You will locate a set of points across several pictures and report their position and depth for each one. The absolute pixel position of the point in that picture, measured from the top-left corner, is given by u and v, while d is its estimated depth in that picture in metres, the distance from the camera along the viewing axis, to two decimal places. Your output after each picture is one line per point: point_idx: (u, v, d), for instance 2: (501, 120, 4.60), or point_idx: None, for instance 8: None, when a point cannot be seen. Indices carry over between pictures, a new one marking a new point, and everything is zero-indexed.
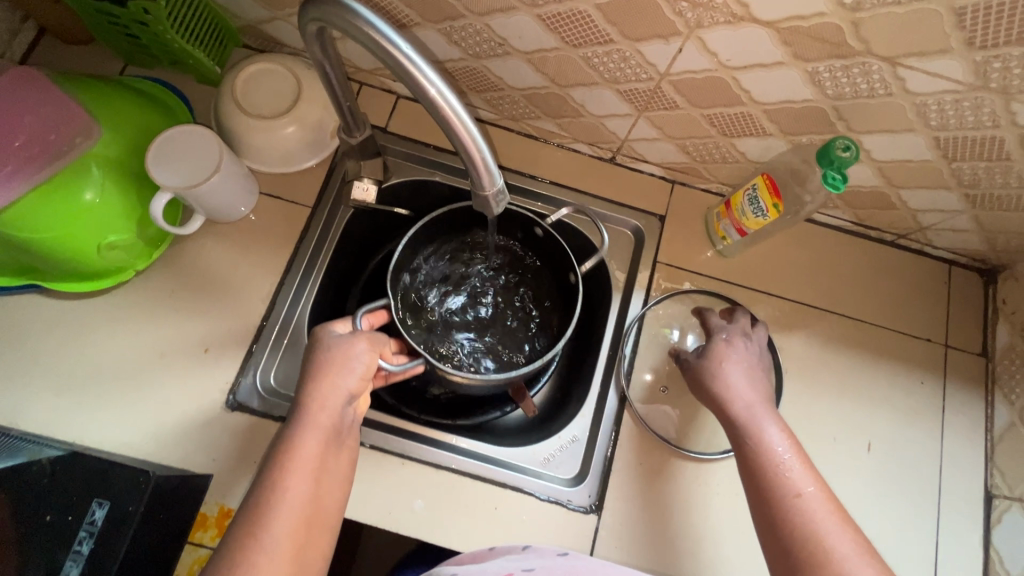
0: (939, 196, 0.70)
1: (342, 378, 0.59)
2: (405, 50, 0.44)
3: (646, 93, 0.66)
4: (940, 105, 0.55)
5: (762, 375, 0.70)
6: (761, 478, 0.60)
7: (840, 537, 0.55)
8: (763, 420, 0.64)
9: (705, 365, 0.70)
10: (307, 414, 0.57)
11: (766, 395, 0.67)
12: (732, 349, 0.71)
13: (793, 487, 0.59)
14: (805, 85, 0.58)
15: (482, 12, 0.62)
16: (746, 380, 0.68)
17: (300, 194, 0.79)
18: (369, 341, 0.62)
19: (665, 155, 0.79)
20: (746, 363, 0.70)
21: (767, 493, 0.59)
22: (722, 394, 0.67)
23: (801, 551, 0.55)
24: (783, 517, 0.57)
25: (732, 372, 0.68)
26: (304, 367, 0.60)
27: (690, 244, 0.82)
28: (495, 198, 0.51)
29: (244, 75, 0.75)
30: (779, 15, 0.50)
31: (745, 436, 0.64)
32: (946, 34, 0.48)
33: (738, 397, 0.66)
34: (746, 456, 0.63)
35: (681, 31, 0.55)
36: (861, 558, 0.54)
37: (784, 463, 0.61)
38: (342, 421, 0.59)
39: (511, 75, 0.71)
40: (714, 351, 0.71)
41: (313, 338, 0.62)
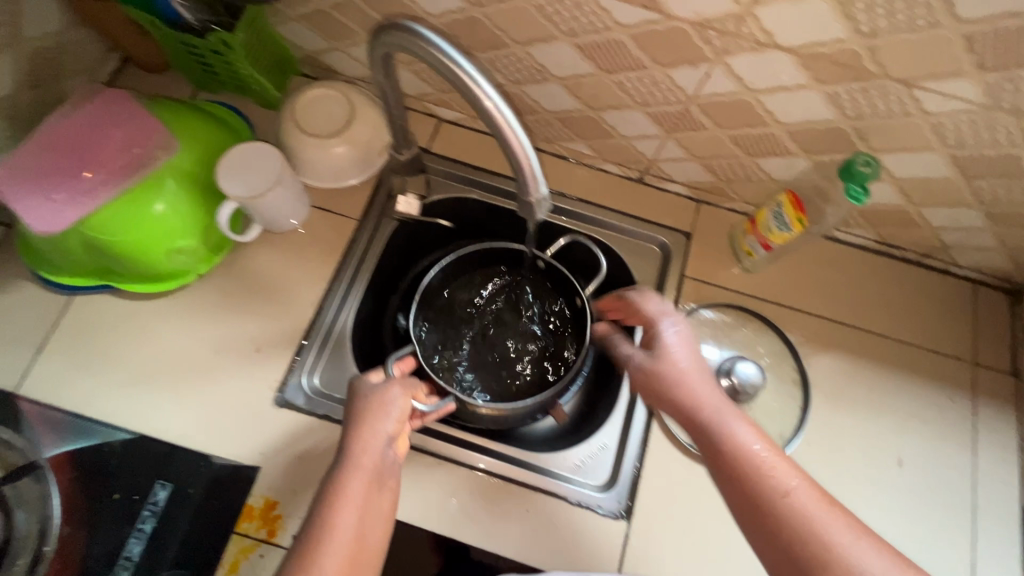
0: (961, 214, 0.72)
1: (380, 424, 0.61)
2: (465, 66, 0.49)
3: (675, 115, 0.71)
4: (956, 125, 0.59)
5: (705, 366, 0.61)
6: (748, 488, 0.52)
7: (836, 526, 0.49)
8: (726, 416, 0.56)
9: (661, 367, 0.60)
10: (352, 459, 0.58)
11: (713, 385, 0.59)
12: (680, 340, 0.62)
13: (780, 487, 0.51)
14: (826, 107, 0.62)
15: (525, 42, 0.68)
16: (693, 379, 0.59)
17: (348, 208, 0.86)
18: (403, 386, 0.64)
19: (691, 175, 0.83)
20: (691, 361, 0.61)
21: (752, 496, 0.51)
22: (678, 399, 0.58)
23: (803, 556, 0.48)
24: (775, 521, 0.50)
25: (679, 372, 0.59)
26: (346, 415, 0.63)
27: (717, 260, 0.86)
28: (538, 204, 0.56)
29: (304, 98, 0.82)
30: (801, 42, 0.55)
31: (712, 442, 0.55)
32: (959, 57, 0.52)
33: (695, 397, 0.58)
34: (722, 465, 0.54)
35: (708, 57, 0.60)
36: (861, 542, 0.48)
37: (763, 463, 0.52)
38: (385, 462, 0.60)
39: (548, 99, 0.77)
40: (657, 349, 0.62)
41: (351, 389, 0.64)
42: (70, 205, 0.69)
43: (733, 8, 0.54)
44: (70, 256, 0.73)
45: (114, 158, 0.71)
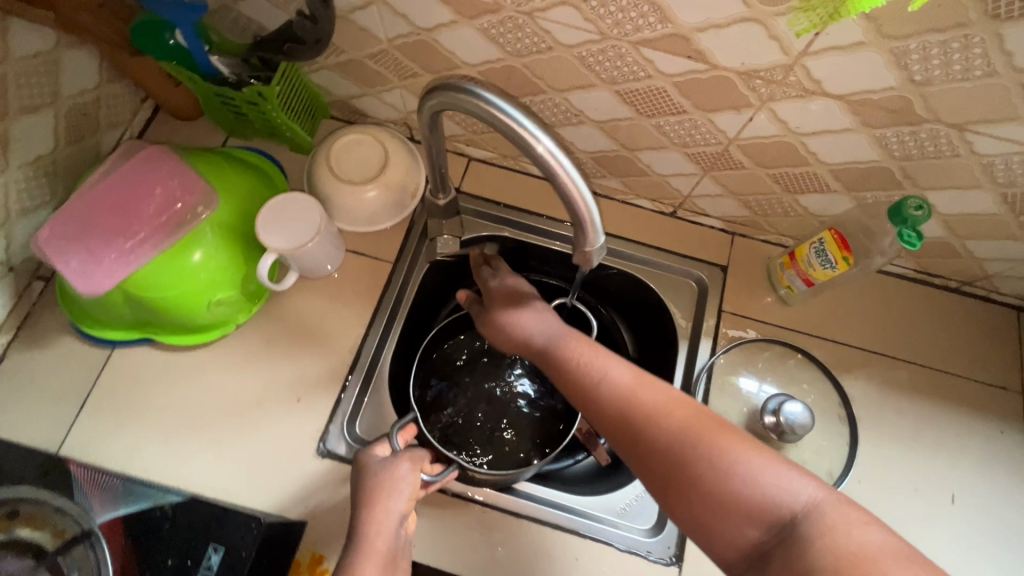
0: (1007, 246, 0.71)
1: (392, 504, 0.61)
2: (524, 124, 0.48)
3: (714, 155, 0.71)
4: (1008, 165, 0.58)
5: (531, 298, 0.70)
6: (579, 391, 0.60)
7: (646, 393, 0.57)
8: (554, 336, 0.65)
9: (493, 314, 0.70)
10: (364, 541, 0.58)
11: (537, 312, 0.68)
12: (507, 286, 0.71)
13: (599, 378, 0.59)
14: (873, 148, 0.61)
15: (563, 89, 0.68)
16: (518, 312, 0.68)
17: (382, 251, 0.86)
18: (411, 461, 0.66)
19: (726, 209, 0.83)
20: (518, 299, 0.70)
21: (583, 394, 0.60)
22: (517, 337, 0.68)
23: (624, 430, 0.56)
24: (598, 406, 0.58)
25: (510, 314, 0.69)
26: (355, 495, 0.62)
27: (753, 293, 0.85)
28: (595, 253, 0.55)
29: (338, 144, 0.83)
30: (850, 89, 0.55)
31: (551, 364, 0.64)
32: (1016, 104, 0.51)
33: (527, 331, 0.67)
34: (562, 379, 0.62)
35: (752, 103, 0.60)
36: (671, 403, 0.55)
37: (586, 365, 0.61)
38: (396, 544, 0.60)
39: (581, 140, 0.77)
40: (487, 298, 0.71)
41: (358, 465, 0.65)
42: (117, 263, 0.69)
43: (782, 59, 0.54)
44: (112, 311, 0.74)
45: (157, 214, 0.72)
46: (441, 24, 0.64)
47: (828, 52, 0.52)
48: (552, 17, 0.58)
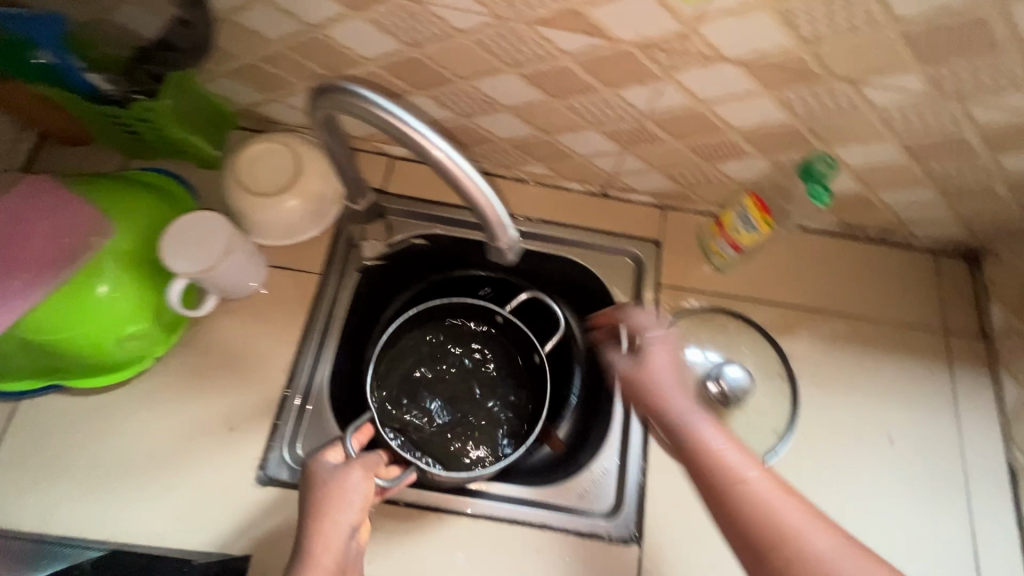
0: (917, 194, 0.74)
1: (342, 514, 0.59)
2: (415, 124, 0.47)
3: (630, 131, 0.70)
4: (904, 115, 0.60)
5: (676, 366, 0.67)
6: (706, 478, 0.57)
7: (789, 509, 0.53)
8: (692, 415, 0.62)
9: (638, 372, 0.67)
10: (310, 557, 0.56)
11: (677, 381, 0.66)
12: (660, 348, 0.68)
13: (735, 475, 0.56)
14: (780, 110, 0.62)
15: (471, 77, 0.66)
16: (659, 378, 0.66)
17: (308, 263, 0.82)
18: (362, 467, 0.63)
19: (654, 184, 0.83)
20: (667, 364, 0.67)
21: (716, 478, 0.57)
22: (652, 399, 0.65)
23: (755, 532, 0.53)
24: (732, 497, 0.55)
25: (651, 376, 0.66)
26: (304, 505, 0.60)
27: (689, 265, 0.86)
28: (510, 248, 0.53)
29: (248, 155, 0.78)
30: (747, 53, 0.55)
31: (679, 441, 0.61)
32: (901, 53, 0.52)
33: (666, 401, 0.64)
34: (686, 458, 0.59)
35: (657, 75, 0.60)
36: (813, 523, 0.53)
37: (720, 455, 0.58)
38: (346, 556, 0.59)
39: (500, 129, 0.75)
40: (641, 355, 0.68)
41: (307, 475, 0.63)
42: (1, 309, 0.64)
43: (676, 27, 0.53)
44: (10, 360, 0.68)
45: (42, 253, 0.66)
46: (332, 19, 0.61)
47: (718, 16, 0.52)
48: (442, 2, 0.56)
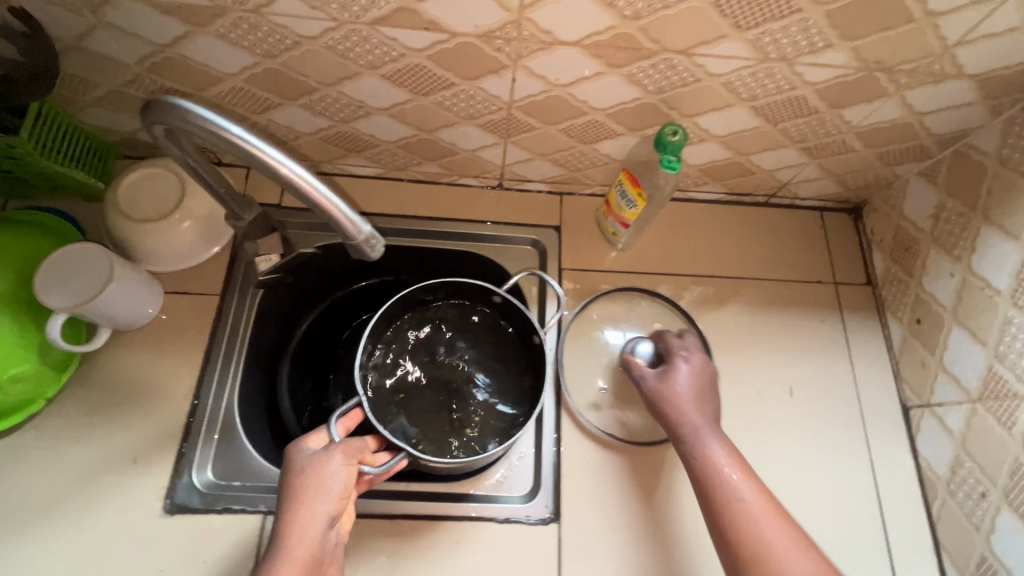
0: (783, 154, 0.78)
1: (319, 503, 0.56)
2: (250, 140, 0.48)
3: (502, 121, 0.72)
4: (742, 80, 0.63)
5: (701, 386, 0.72)
6: (706, 490, 0.64)
7: (779, 534, 0.59)
8: (706, 433, 0.67)
9: (660, 387, 0.72)
10: (285, 548, 0.54)
11: (698, 400, 0.70)
12: (684, 368, 0.73)
13: (735, 495, 0.62)
14: (630, 86, 0.64)
15: (334, 83, 0.67)
16: (678, 397, 0.70)
17: (207, 285, 0.81)
18: (344, 454, 0.60)
19: (544, 172, 0.85)
20: (690, 382, 0.72)
21: (714, 492, 0.63)
22: (667, 411, 0.70)
23: (740, 546, 0.59)
24: (725, 509, 0.62)
25: (671, 391, 0.71)
26: (281, 493, 0.58)
27: (588, 246, 0.88)
28: (369, 243, 0.55)
29: (129, 183, 0.78)
30: (581, 34, 0.57)
31: (690, 453, 0.67)
32: (719, 23, 0.55)
33: (686, 417, 0.69)
34: (692, 470, 0.66)
35: (506, 64, 0.62)
36: (796, 552, 0.58)
37: (725, 473, 0.64)
38: (324, 547, 0.56)
39: (381, 132, 0.76)
40: (666, 372, 0.73)
41: (287, 461, 0.59)
42: None
43: (507, 16, 0.55)
44: None
45: None
46: (181, 37, 0.61)
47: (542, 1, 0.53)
48: (280, 10, 0.56)
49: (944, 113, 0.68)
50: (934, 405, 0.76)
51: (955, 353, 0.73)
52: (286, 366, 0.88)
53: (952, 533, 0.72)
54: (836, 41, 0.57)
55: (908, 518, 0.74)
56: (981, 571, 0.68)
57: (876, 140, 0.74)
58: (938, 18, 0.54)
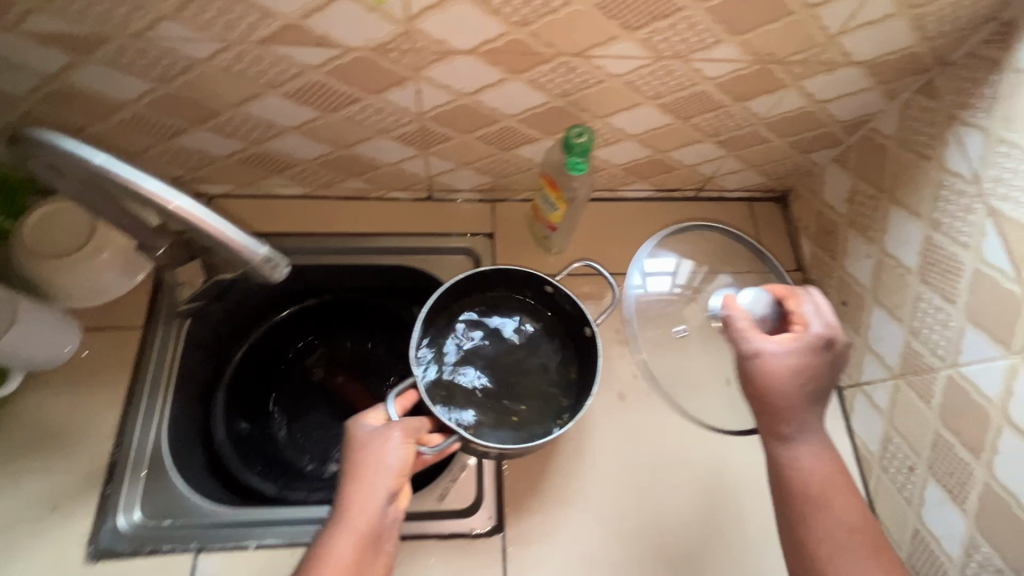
0: (701, 149, 0.79)
1: (377, 478, 0.56)
2: (124, 171, 0.47)
3: (417, 133, 0.72)
4: (643, 79, 0.64)
5: (826, 375, 0.58)
6: (789, 497, 0.56)
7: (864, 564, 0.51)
8: (807, 434, 0.57)
9: (770, 367, 0.58)
10: (345, 517, 0.55)
11: (820, 395, 0.58)
12: (806, 351, 0.58)
13: (825, 511, 0.54)
14: (534, 91, 0.64)
15: (238, 104, 0.65)
16: (796, 388, 0.57)
17: (129, 317, 0.79)
18: (403, 432, 0.59)
19: (471, 181, 0.85)
20: (811, 370, 0.58)
21: (806, 511, 0.54)
22: (778, 400, 0.57)
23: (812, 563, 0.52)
24: (811, 530, 0.53)
25: (793, 378, 0.57)
26: (344, 466, 0.58)
27: (521, 251, 0.88)
28: (269, 265, 0.54)
29: (39, 219, 0.75)
30: (474, 42, 0.57)
31: (780, 452, 0.57)
32: (607, 25, 0.55)
33: (788, 412, 0.57)
34: (778, 471, 0.57)
35: (407, 76, 0.61)
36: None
37: (817, 484, 0.55)
38: (384, 521, 0.56)
39: (296, 150, 0.75)
40: (786, 348, 0.59)
41: (348, 436, 0.60)
42: None
43: (396, 29, 0.55)
44: None
45: None
46: (69, 65, 0.59)
47: (428, 12, 0.53)
48: (163, 34, 0.55)
49: (845, 100, 0.70)
50: (864, 383, 0.77)
51: (878, 332, 0.75)
52: (223, 393, 0.87)
53: (889, 510, 0.72)
54: (724, 36, 0.58)
55: None
56: (915, 543, 0.68)
57: (788, 129, 0.76)
58: (816, 9, 0.55)
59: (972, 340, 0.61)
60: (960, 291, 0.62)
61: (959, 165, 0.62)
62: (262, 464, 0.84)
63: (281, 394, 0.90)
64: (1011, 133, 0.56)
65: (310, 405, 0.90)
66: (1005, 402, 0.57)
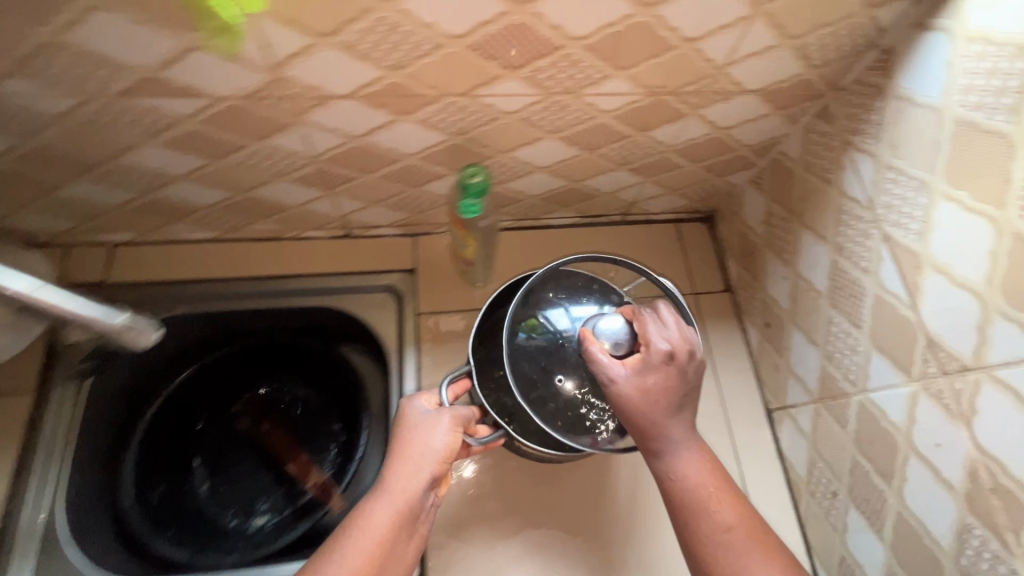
0: (617, 176, 0.78)
1: (423, 460, 0.59)
2: None
3: (316, 175, 0.69)
4: (538, 114, 0.62)
5: (678, 388, 0.56)
6: (679, 515, 0.55)
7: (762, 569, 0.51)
8: (678, 446, 0.55)
9: (623, 393, 0.55)
10: (387, 491, 0.57)
11: (678, 406, 0.56)
12: (654, 365, 0.56)
13: (716, 522, 0.53)
14: (428, 131, 0.62)
15: (115, 154, 0.62)
16: (650, 408, 0.55)
17: (18, 381, 0.74)
18: (453, 420, 0.62)
19: (386, 217, 0.82)
20: (661, 383, 0.56)
21: (684, 522, 0.54)
22: (641, 420, 0.55)
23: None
24: (701, 544, 0.53)
25: (645, 399, 0.55)
26: (391, 443, 0.61)
27: (445, 287, 0.86)
28: (131, 332, 0.50)
29: None
30: (351, 86, 0.54)
31: (659, 468, 0.56)
32: (486, 66, 0.54)
33: (654, 429, 0.55)
34: (665, 490, 0.56)
35: (288, 121, 0.58)
36: None
37: (702, 497, 0.54)
38: (421, 504, 0.58)
39: (192, 197, 0.72)
40: (633, 369, 0.56)
41: (401, 414, 0.63)
42: None
43: (263, 77, 0.52)
44: None
45: None
46: None
47: (293, 60, 0.50)
48: (12, 91, 0.52)
49: (748, 125, 0.69)
50: (789, 406, 0.77)
51: (798, 355, 0.74)
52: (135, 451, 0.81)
53: (818, 535, 0.71)
54: (610, 71, 0.56)
55: (778, 523, 0.74)
56: (842, 569, 0.68)
57: (699, 155, 0.75)
58: (698, 43, 0.54)
59: (878, 366, 0.60)
60: (865, 315, 0.62)
61: (854, 190, 0.62)
62: (175, 527, 0.79)
63: (203, 447, 0.85)
64: (897, 160, 0.56)
65: (235, 458, 0.85)
66: (908, 430, 0.57)
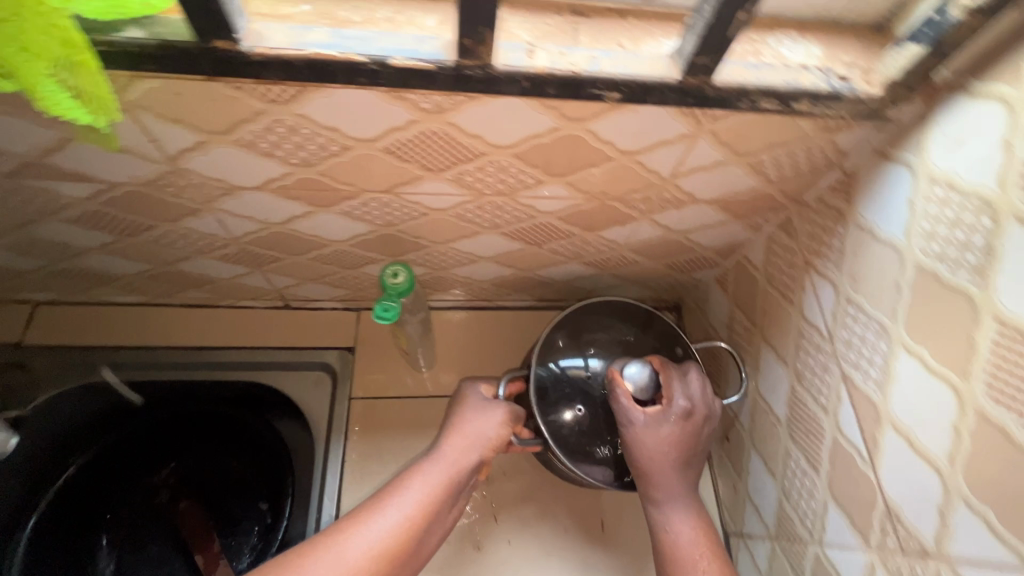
0: (570, 268, 0.73)
1: (475, 443, 0.58)
2: None
3: (240, 254, 0.64)
4: (472, 213, 0.57)
5: (688, 443, 0.57)
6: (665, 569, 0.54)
7: None
8: (678, 500, 0.56)
9: (638, 437, 0.57)
10: (438, 459, 0.57)
11: (684, 461, 0.57)
12: (673, 418, 0.57)
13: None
14: (353, 222, 0.58)
15: (18, 227, 0.58)
16: (662, 456, 0.57)
17: None
18: (511, 416, 0.60)
19: (326, 293, 0.78)
20: (676, 439, 0.57)
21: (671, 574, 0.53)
22: (650, 468, 0.57)
23: None
24: None
25: (661, 448, 0.57)
26: (447, 420, 0.61)
27: (384, 368, 0.80)
28: None
29: None
30: (259, 179, 0.50)
31: (655, 519, 0.57)
32: (404, 167, 0.49)
33: (659, 479, 0.56)
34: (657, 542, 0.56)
35: (196, 208, 0.54)
36: None
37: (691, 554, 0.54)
38: (465, 483, 0.58)
39: (112, 267, 0.68)
40: (653, 416, 0.57)
41: (460, 397, 0.63)
42: None
43: (159, 167, 0.48)
44: None
45: None
46: None
47: (189, 153, 0.46)
48: None
49: (706, 230, 0.64)
50: (747, 534, 0.68)
51: (756, 481, 0.67)
52: (36, 518, 0.75)
53: None
54: (544, 177, 0.52)
55: None
56: None
57: (657, 253, 0.70)
58: (638, 155, 0.50)
59: (835, 520, 0.53)
60: (823, 458, 0.55)
61: (815, 317, 0.56)
62: None
63: (113, 524, 0.78)
64: (858, 294, 0.50)
65: (145, 536, 0.78)
66: None
